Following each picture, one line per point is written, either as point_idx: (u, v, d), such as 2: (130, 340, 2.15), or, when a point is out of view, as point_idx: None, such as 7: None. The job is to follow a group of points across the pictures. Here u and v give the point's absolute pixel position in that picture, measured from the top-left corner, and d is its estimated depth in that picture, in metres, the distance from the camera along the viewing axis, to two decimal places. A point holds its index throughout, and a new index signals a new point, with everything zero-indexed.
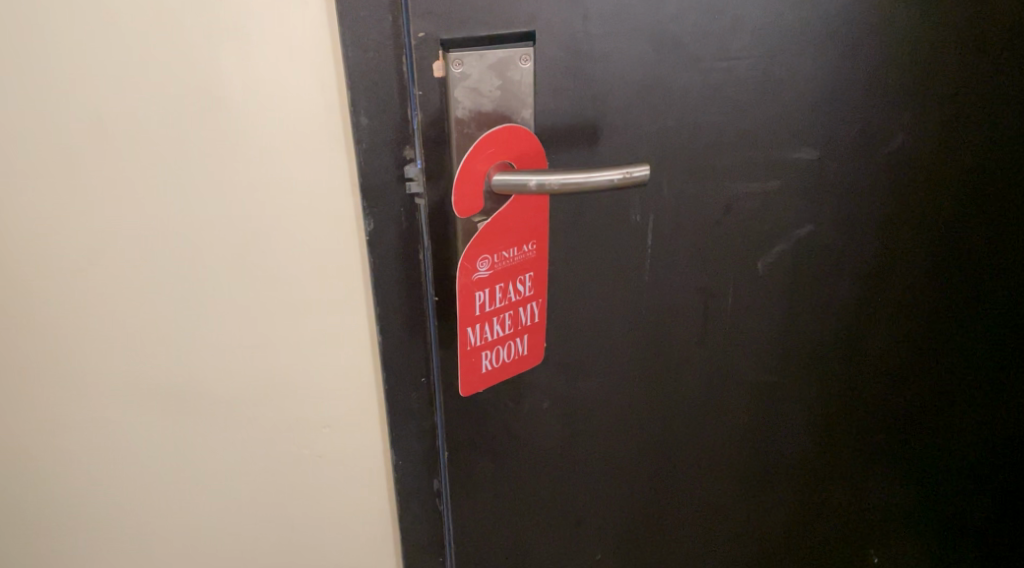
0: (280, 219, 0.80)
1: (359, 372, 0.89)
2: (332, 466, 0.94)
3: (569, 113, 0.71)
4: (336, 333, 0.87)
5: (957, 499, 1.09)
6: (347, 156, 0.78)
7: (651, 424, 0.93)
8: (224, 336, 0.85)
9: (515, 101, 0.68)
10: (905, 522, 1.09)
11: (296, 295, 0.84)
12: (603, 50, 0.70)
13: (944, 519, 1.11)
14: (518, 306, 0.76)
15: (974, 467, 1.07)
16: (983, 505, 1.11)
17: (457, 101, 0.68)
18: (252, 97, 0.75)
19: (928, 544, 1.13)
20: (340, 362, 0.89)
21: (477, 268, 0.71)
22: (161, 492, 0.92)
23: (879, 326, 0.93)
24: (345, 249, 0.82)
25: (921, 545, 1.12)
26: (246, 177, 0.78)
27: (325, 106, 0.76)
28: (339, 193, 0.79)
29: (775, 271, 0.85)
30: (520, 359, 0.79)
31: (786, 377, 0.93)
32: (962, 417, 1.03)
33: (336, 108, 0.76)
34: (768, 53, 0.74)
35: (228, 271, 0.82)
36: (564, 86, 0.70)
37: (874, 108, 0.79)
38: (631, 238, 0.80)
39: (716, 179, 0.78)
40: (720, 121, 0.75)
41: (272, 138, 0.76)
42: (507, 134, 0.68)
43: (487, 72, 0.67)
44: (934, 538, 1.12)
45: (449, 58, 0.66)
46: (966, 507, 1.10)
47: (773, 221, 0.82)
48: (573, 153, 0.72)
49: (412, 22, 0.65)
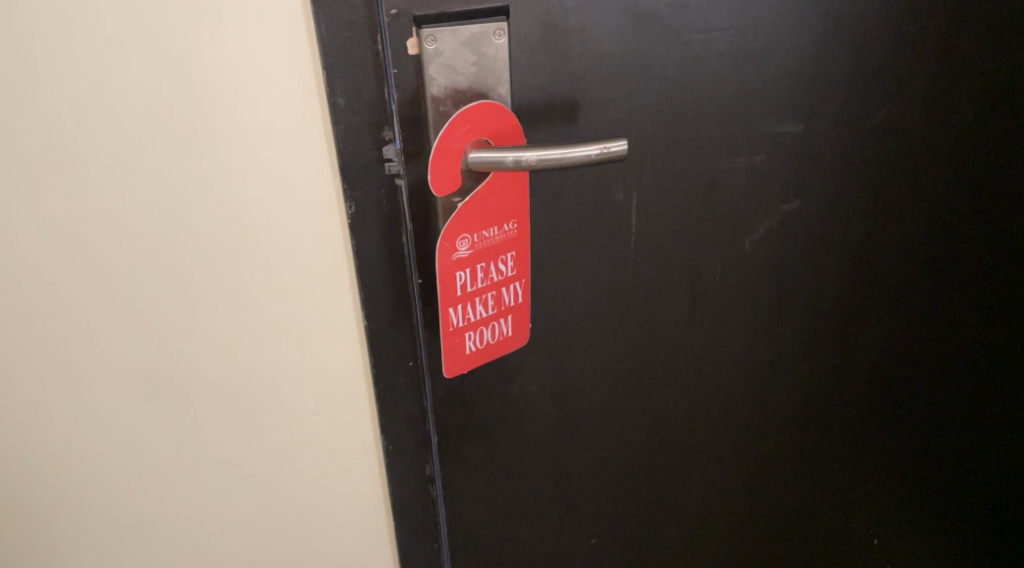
0: (262, 207, 0.79)
1: (346, 359, 0.89)
2: (324, 453, 0.94)
3: (546, 88, 0.70)
4: (322, 320, 0.86)
5: (954, 472, 1.09)
6: (325, 140, 0.77)
7: (642, 405, 0.92)
8: (211, 326, 0.85)
9: (491, 77, 0.68)
10: (903, 499, 1.09)
11: (280, 282, 0.83)
12: (578, 24, 0.69)
13: (943, 494, 1.10)
14: (501, 286, 0.76)
15: (970, 439, 1.07)
16: (980, 483, 1.10)
17: (432, 79, 0.67)
18: (228, 83, 0.74)
19: (927, 519, 1.12)
20: (327, 350, 0.88)
21: (457, 248, 0.71)
22: (154, 485, 0.92)
23: (869, 303, 0.92)
24: (329, 235, 0.82)
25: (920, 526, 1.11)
26: (226, 164, 0.77)
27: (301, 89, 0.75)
28: (320, 178, 0.79)
29: (763, 248, 0.84)
30: (505, 341, 0.79)
31: (778, 356, 0.92)
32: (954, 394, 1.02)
33: (313, 92, 0.75)
34: (748, 25, 0.73)
35: (212, 260, 0.81)
36: (540, 62, 0.69)
37: (858, 79, 0.78)
38: (614, 217, 0.79)
39: (699, 156, 0.77)
40: (702, 95, 0.74)
41: (250, 125, 0.76)
42: (481, 110, 0.67)
43: (461, 48, 0.67)
44: (932, 512, 1.12)
45: (422, 35, 0.66)
46: (963, 480, 1.10)
47: (759, 197, 0.81)
48: (552, 130, 0.72)
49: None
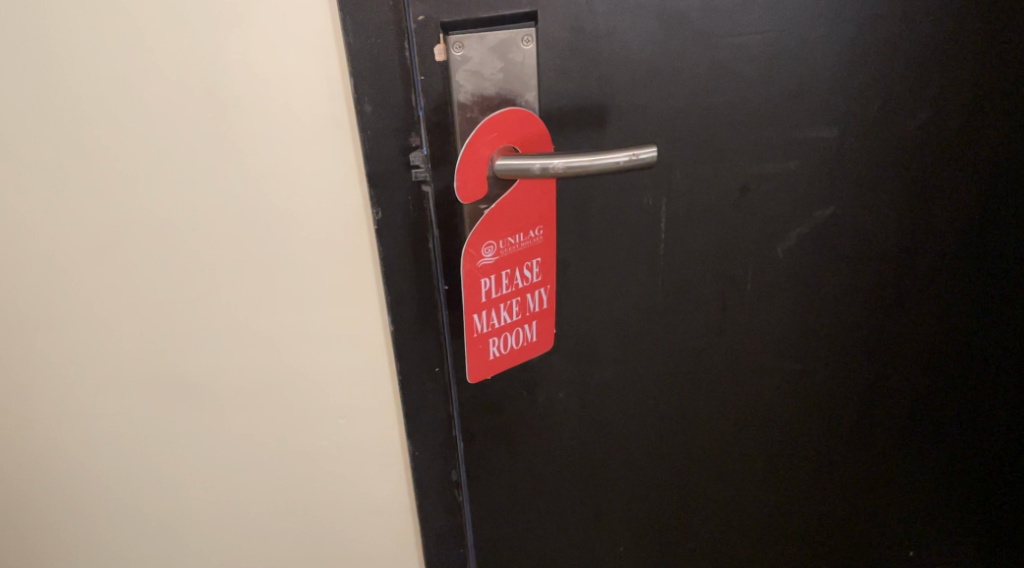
0: (289, 212, 0.80)
1: (372, 363, 0.89)
2: (350, 456, 0.94)
3: (575, 95, 0.69)
4: (349, 325, 0.86)
5: (997, 489, 1.05)
6: (352, 145, 0.77)
7: (671, 413, 0.91)
8: (239, 330, 0.85)
9: (519, 84, 0.67)
10: (943, 513, 1.06)
11: (307, 286, 0.84)
12: (608, 29, 0.68)
13: (986, 511, 1.07)
14: (525, 292, 0.76)
15: (1015, 455, 1.03)
16: (1021, 496, 1.07)
17: (459, 85, 0.67)
18: (255, 89, 0.74)
19: (970, 538, 1.09)
20: (353, 355, 0.88)
21: (482, 255, 0.71)
22: (183, 487, 0.93)
23: (905, 312, 0.90)
24: (355, 240, 0.82)
25: (958, 539, 1.08)
26: (254, 170, 0.77)
27: (328, 95, 0.75)
28: (346, 184, 0.79)
29: (795, 255, 0.83)
30: (529, 345, 0.79)
31: (809, 365, 0.91)
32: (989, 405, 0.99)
33: (340, 98, 0.75)
34: (781, 28, 0.71)
35: (240, 265, 0.82)
36: (568, 68, 0.68)
37: (895, 83, 0.76)
38: (643, 225, 0.78)
39: (730, 162, 0.76)
40: (733, 101, 0.73)
41: (278, 130, 0.76)
42: (507, 119, 0.67)
43: (489, 54, 0.66)
44: (976, 531, 1.08)
45: (449, 41, 0.65)
46: (1008, 498, 1.06)
47: (791, 204, 0.79)
48: (580, 136, 0.71)
49: (411, 5, 0.64)
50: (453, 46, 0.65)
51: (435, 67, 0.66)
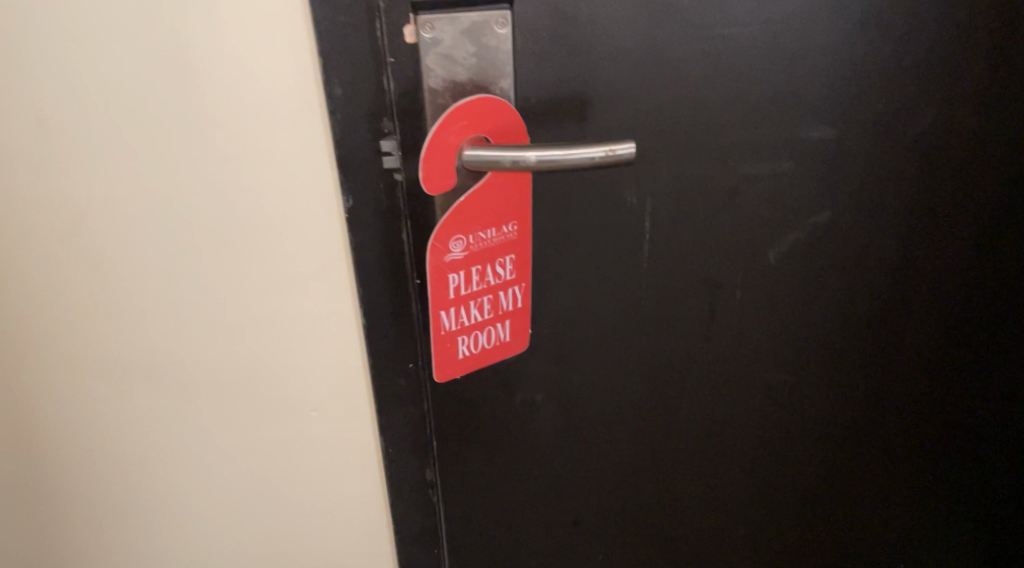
0: (259, 195, 0.76)
1: (344, 354, 0.86)
2: (321, 449, 0.91)
3: (553, 83, 0.65)
4: (321, 315, 0.83)
5: (984, 496, 1.03)
6: (322, 127, 0.73)
7: (653, 421, 0.87)
8: (207, 316, 0.82)
9: (492, 69, 0.63)
10: (929, 521, 1.03)
11: (277, 273, 0.81)
12: (590, 14, 0.64)
13: (972, 518, 1.05)
14: (498, 290, 0.72)
15: (1003, 461, 1.01)
16: (1006, 502, 1.05)
17: (428, 70, 0.63)
18: (222, 66, 0.71)
19: (956, 543, 1.07)
20: (325, 345, 0.85)
21: (449, 250, 0.67)
22: (150, 478, 0.90)
23: (902, 322, 0.86)
24: (327, 226, 0.78)
25: (943, 545, 1.06)
26: (221, 150, 0.74)
27: (297, 74, 0.72)
28: (317, 167, 0.76)
29: (787, 263, 0.78)
30: (502, 346, 0.76)
31: (799, 376, 0.86)
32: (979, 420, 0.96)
33: (310, 77, 0.72)
34: (778, 20, 0.67)
35: (208, 250, 0.79)
36: (546, 55, 0.64)
37: (899, 83, 0.72)
38: (624, 224, 0.74)
39: (719, 161, 0.72)
40: (724, 96, 0.69)
41: (247, 109, 0.73)
42: (479, 108, 0.63)
43: (460, 37, 0.62)
44: (962, 538, 1.06)
45: (418, 22, 0.61)
46: (994, 503, 1.04)
47: (785, 208, 0.75)
48: (557, 127, 0.67)
49: None
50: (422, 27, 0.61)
51: (405, 49, 0.63)
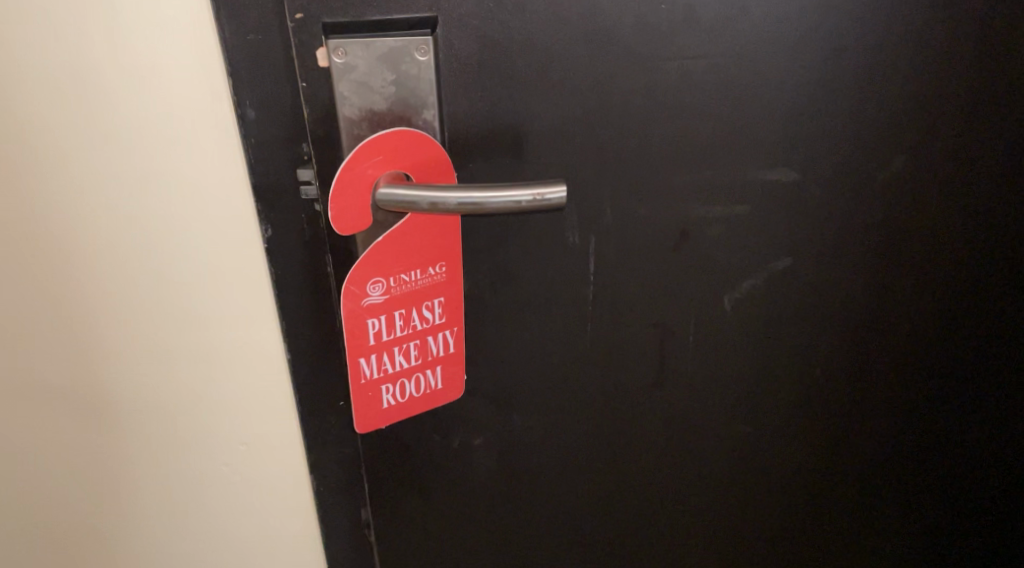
0: (171, 221, 0.69)
1: (271, 390, 0.79)
2: (247, 486, 0.84)
3: (482, 114, 0.59)
4: (244, 348, 0.76)
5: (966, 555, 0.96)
6: (238, 148, 0.66)
7: (602, 469, 0.82)
8: (118, 350, 0.74)
9: (412, 98, 0.57)
10: None
11: (192, 303, 0.73)
12: (522, 41, 0.58)
13: None
14: (425, 335, 0.66)
15: (989, 522, 0.94)
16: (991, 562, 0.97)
17: (343, 98, 0.56)
18: (124, 79, 0.63)
19: None
20: (250, 380, 0.78)
21: (368, 293, 0.62)
22: (63, 513, 0.83)
23: (872, 373, 0.79)
24: (248, 254, 0.71)
25: None
26: (126, 171, 0.66)
27: (208, 89, 0.64)
28: (235, 191, 0.68)
29: (743, 309, 0.72)
30: (432, 394, 0.70)
31: (758, 426, 0.81)
32: (959, 479, 0.89)
33: (223, 93, 0.64)
34: (734, 52, 0.61)
35: (116, 278, 0.71)
36: (475, 85, 0.58)
37: (869, 123, 0.65)
38: (565, 265, 0.68)
39: (668, 201, 0.66)
40: (673, 133, 0.63)
41: (151, 126, 0.65)
42: (411, 150, 0.57)
43: (377, 64, 0.56)
44: None
45: (330, 45, 0.55)
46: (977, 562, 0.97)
47: (742, 253, 0.69)
48: (486, 161, 0.61)
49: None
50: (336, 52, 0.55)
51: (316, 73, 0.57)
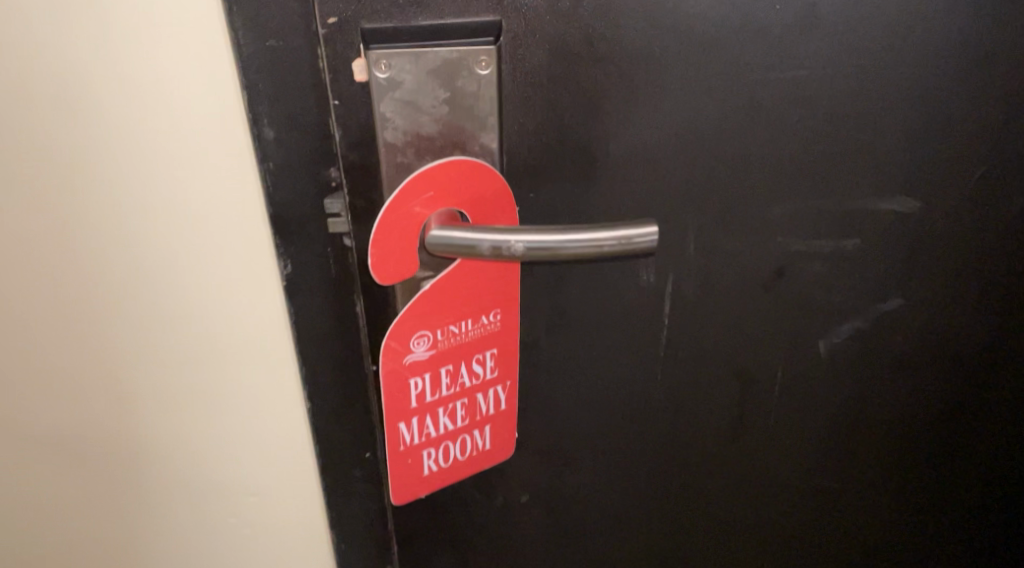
0: (173, 250, 0.57)
1: (291, 440, 0.68)
2: (261, 539, 0.74)
3: (549, 135, 0.49)
4: (259, 393, 0.65)
5: None
6: (250, 167, 0.54)
7: (664, 529, 0.72)
8: (115, 390, 0.64)
9: (468, 121, 0.47)
10: None
11: (198, 345, 0.62)
12: (603, 48, 0.47)
13: None
14: (474, 393, 0.57)
15: None
16: None
17: (384, 120, 0.46)
18: (111, 83, 0.51)
19: None
20: (266, 428, 0.67)
21: (409, 350, 0.53)
22: (63, 553, 0.74)
23: (979, 430, 0.69)
24: (263, 289, 0.59)
25: None
26: (117, 194, 0.55)
27: (213, 96, 0.51)
28: (248, 217, 0.56)
29: (839, 355, 0.62)
30: (480, 455, 0.61)
31: (847, 488, 0.70)
32: None
33: (233, 101, 0.52)
34: (856, 60, 0.50)
35: (110, 313, 0.60)
36: (543, 103, 0.48)
37: (1004, 146, 0.55)
38: (636, 307, 0.59)
39: (761, 233, 0.56)
40: (775, 157, 0.53)
41: (148, 144, 0.53)
42: (489, 190, 0.48)
43: (427, 80, 0.45)
44: None
45: (370, 57, 0.45)
46: None
47: (842, 293, 0.59)
48: (551, 190, 0.51)
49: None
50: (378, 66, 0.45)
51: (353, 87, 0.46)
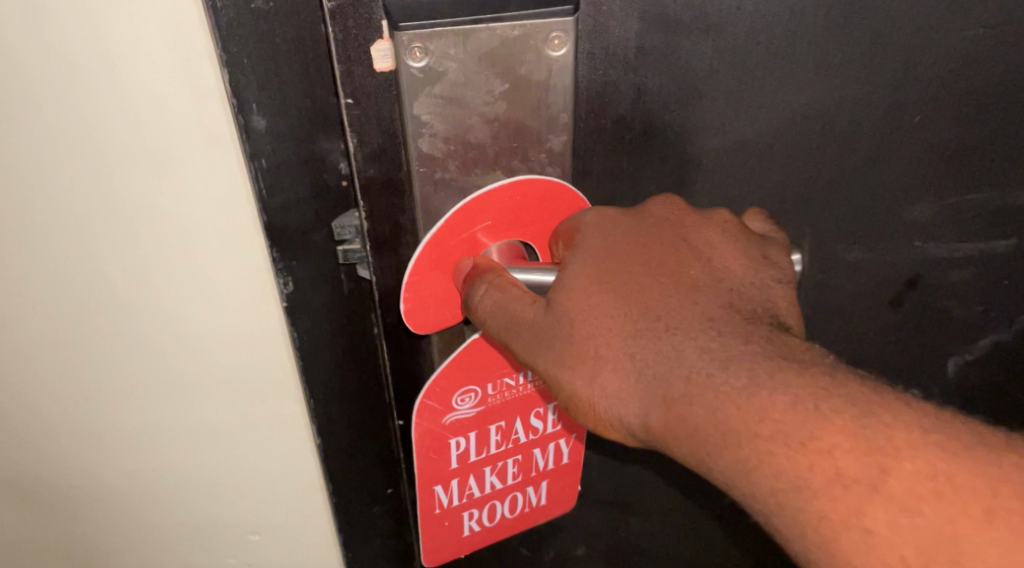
0: (137, 306, 0.39)
1: (312, 530, 0.51)
2: None
3: (632, 123, 0.37)
4: (271, 480, 0.48)
5: None
6: (244, 189, 0.36)
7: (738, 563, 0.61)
8: (60, 463, 0.46)
9: (531, 118, 0.34)
10: None
11: (168, 398, 0.44)
12: (712, 9, 0.34)
13: None
14: (532, 448, 0.45)
15: None
16: None
17: (417, 122, 0.33)
18: (18, 73, 0.32)
19: None
20: (280, 519, 0.50)
21: (451, 405, 0.41)
22: None
23: None
24: (267, 349, 0.42)
25: None
26: (49, 234, 0.37)
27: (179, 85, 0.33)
28: (245, 260, 0.38)
29: (976, 378, 0.50)
30: (533, 513, 0.49)
31: None
32: None
33: (211, 91, 0.33)
34: None
35: (50, 381, 0.42)
36: (625, 87, 0.35)
37: None
38: None
39: (897, 238, 0.43)
40: (926, 142, 0.39)
41: (53, 103, 0.33)
42: (561, 220, 0.36)
43: (477, 67, 0.32)
44: None
45: (399, 38, 0.31)
46: None
47: (989, 305, 0.46)
48: (632, 194, 0.39)
49: None
50: (409, 57, 0.31)
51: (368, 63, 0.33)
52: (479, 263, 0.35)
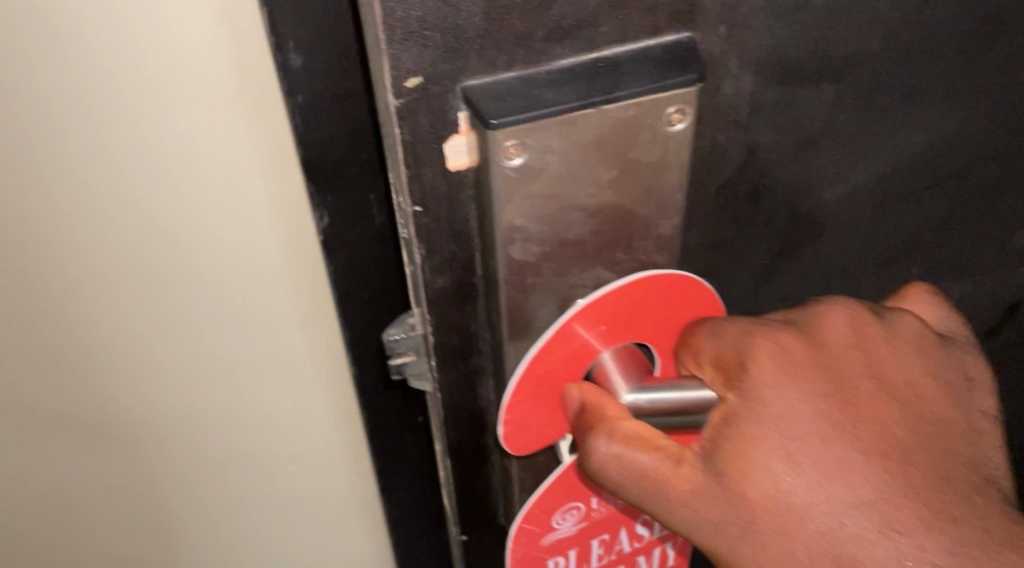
0: (170, 262, 0.37)
1: (361, 481, 0.49)
2: None
3: (741, 188, 0.31)
4: (318, 431, 0.46)
5: None
6: (285, 131, 0.33)
7: None
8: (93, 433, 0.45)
9: (643, 204, 0.28)
10: None
11: (205, 365, 0.42)
12: (843, 58, 0.28)
13: None
14: (639, 556, 0.39)
15: None
16: None
17: (511, 226, 0.27)
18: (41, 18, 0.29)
19: None
20: (329, 473, 0.48)
21: (553, 527, 0.35)
22: None
23: None
24: (308, 312, 0.40)
25: None
26: (69, 185, 0.34)
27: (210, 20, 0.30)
28: (289, 204, 0.36)
29: None
30: None
31: None
32: None
33: (251, 37, 0.31)
34: None
35: (82, 351, 0.40)
36: (736, 154, 0.30)
37: None
38: None
39: (1000, 271, 0.39)
40: None
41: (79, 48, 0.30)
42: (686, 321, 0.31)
43: (586, 156, 0.26)
44: None
45: (500, 140, 0.25)
46: None
47: None
48: (734, 259, 0.34)
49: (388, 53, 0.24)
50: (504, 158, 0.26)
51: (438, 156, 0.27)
52: (587, 396, 0.29)
